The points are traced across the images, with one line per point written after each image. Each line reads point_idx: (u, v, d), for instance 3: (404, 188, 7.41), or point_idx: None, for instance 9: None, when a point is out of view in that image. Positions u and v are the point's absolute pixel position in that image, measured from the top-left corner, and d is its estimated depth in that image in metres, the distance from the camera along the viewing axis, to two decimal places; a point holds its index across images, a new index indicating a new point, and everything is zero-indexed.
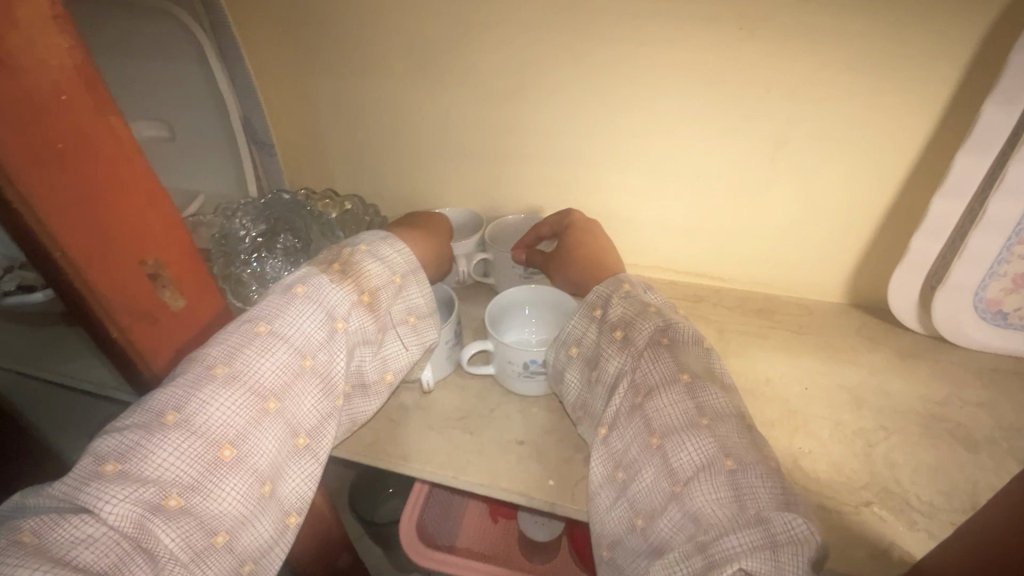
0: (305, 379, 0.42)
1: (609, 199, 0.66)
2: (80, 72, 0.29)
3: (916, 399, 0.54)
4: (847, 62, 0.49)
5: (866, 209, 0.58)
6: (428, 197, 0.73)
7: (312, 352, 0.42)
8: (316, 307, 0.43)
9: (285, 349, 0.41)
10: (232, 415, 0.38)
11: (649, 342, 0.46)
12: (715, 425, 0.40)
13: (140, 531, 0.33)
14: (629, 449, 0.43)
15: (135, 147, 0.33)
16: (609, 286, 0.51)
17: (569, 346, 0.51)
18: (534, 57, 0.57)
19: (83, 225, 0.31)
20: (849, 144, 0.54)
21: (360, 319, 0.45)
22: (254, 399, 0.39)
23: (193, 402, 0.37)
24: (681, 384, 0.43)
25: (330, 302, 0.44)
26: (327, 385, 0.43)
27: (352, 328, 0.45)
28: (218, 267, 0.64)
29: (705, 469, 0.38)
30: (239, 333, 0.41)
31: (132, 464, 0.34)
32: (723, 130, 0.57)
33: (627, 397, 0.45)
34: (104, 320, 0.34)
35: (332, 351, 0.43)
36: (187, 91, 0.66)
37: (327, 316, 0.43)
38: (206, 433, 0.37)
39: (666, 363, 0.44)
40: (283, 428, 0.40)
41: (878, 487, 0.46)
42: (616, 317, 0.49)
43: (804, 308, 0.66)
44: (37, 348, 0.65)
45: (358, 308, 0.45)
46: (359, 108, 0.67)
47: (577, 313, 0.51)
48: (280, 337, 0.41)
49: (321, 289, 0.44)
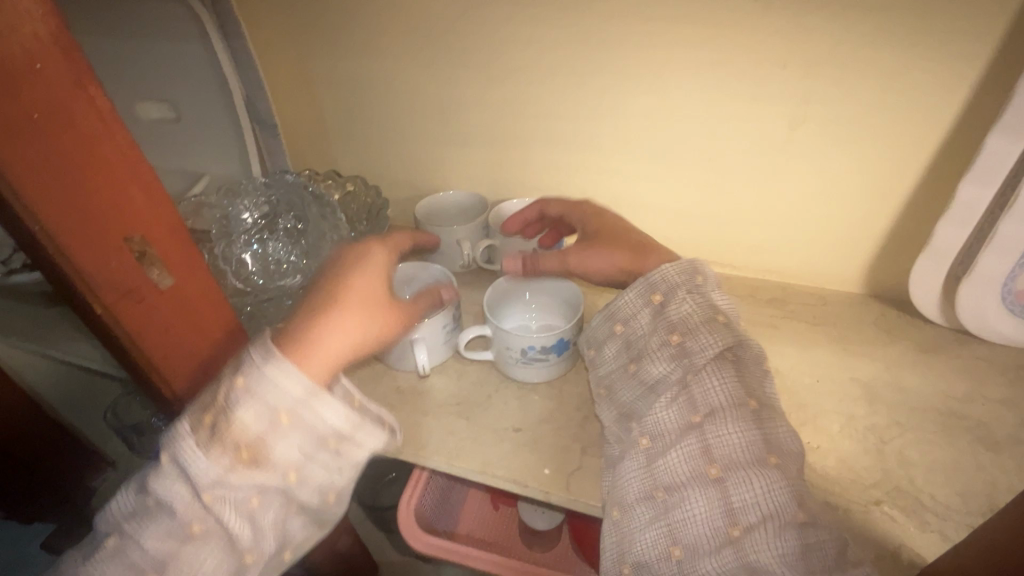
0: (254, 478, 0.38)
1: (614, 183, 0.64)
2: (55, 39, 0.28)
3: (934, 396, 0.51)
4: (870, 37, 0.46)
5: (888, 194, 0.55)
6: (431, 180, 0.72)
7: (290, 420, 0.38)
8: (259, 402, 0.37)
9: (264, 419, 0.37)
10: (187, 495, 0.37)
11: (713, 357, 0.42)
12: (783, 465, 0.38)
13: (174, 552, 0.38)
14: (675, 469, 0.39)
15: (117, 119, 0.32)
16: (682, 276, 0.46)
17: (616, 322, 0.49)
18: (535, 35, 0.55)
19: (61, 199, 0.30)
20: (869, 126, 0.51)
21: (327, 401, 0.39)
22: (234, 463, 0.37)
23: (154, 485, 0.37)
24: (749, 411, 0.40)
25: (298, 387, 0.38)
26: (284, 474, 0.39)
27: (305, 422, 0.39)
28: (218, 249, 0.64)
29: (772, 518, 0.36)
30: (224, 392, 0.37)
31: (154, 504, 0.38)
32: (736, 110, 0.54)
33: (682, 412, 0.41)
34: (88, 297, 0.34)
35: (279, 448, 0.39)
36: (188, 72, 0.65)
37: (271, 408, 0.38)
38: (170, 512, 0.37)
39: (731, 382, 0.41)
40: (245, 498, 0.39)
41: (889, 485, 0.44)
42: (675, 317, 0.44)
43: (819, 298, 0.63)
44: (44, 328, 0.67)
45: (313, 396, 0.39)
46: (362, 89, 0.65)
47: (632, 290, 0.48)
48: (257, 406, 0.37)
49: (265, 371, 0.37)
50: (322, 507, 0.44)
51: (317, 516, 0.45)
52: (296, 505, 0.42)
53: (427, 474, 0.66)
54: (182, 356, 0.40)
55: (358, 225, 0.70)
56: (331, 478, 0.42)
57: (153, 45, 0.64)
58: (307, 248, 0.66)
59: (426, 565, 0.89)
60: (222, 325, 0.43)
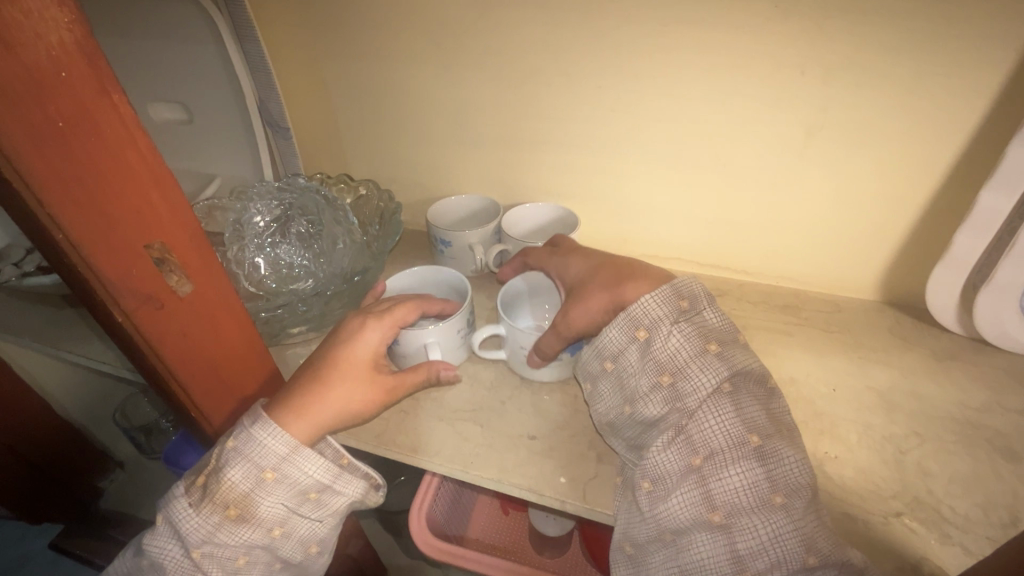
0: (242, 534, 0.42)
1: (627, 188, 0.64)
2: (82, 48, 0.28)
3: (952, 405, 0.51)
4: (889, 43, 0.46)
5: (905, 201, 0.55)
6: (443, 183, 0.72)
7: (267, 476, 0.42)
8: (246, 461, 0.41)
9: (241, 475, 0.41)
10: (180, 553, 0.42)
11: (708, 394, 0.41)
12: (789, 503, 0.37)
13: None
14: (679, 515, 0.39)
15: (140, 126, 0.32)
16: (665, 308, 0.43)
17: (604, 360, 0.46)
18: (550, 39, 0.55)
19: (86, 208, 0.30)
20: (887, 133, 0.51)
21: (298, 478, 0.42)
22: (216, 518, 0.41)
23: (153, 546, 0.43)
24: (751, 451, 0.39)
25: (270, 450, 0.41)
26: (269, 529, 0.43)
27: (287, 479, 0.42)
28: (232, 253, 0.64)
29: (780, 565, 0.36)
30: (218, 450, 0.42)
31: (157, 548, 0.43)
32: (752, 115, 0.54)
33: (681, 455, 0.40)
34: (110, 306, 0.33)
35: (263, 506, 0.42)
36: (202, 75, 0.65)
37: (257, 467, 0.41)
38: (166, 565, 0.42)
39: (730, 420, 0.40)
40: (233, 556, 0.42)
41: (908, 497, 0.44)
42: (663, 355, 0.42)
43: (833, 305, 0.63)
44: (57, 330, 0.67)
45: (292, 454, 0.42)
46: (374, 92, 0.65)
47: (615, 326, 0.45)
48: (236, 461, 0.41)
49: (248, 436, 0.42)
50: (306, 563, 0.47)
51: (301, 573, 0.47)
52: (280, 561, 0.45)
53: (438, 479, 0.66)
54: (199, 362, 0.40)
55: (370, 228, 0.70)
56: (313, 532, 0.45)
57: (167, 47, 0.64)
58: (319, 251, 0.66)
59: (434, 569, 0.89)
60: (238, 330, 0.43)
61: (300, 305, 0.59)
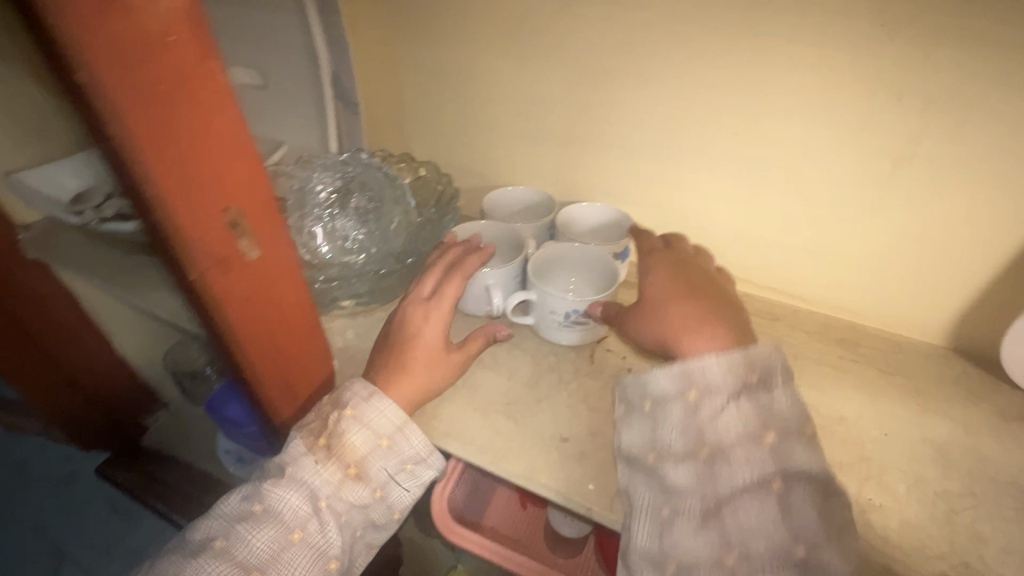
0: (356, 491, 0.45)
1: (691, 200, 0.62)
2: (189, 14, 0.29)
3: (1016, 471, 0.48)
4: (1003, 79, 0.43)
5: (993, 245, 0.51)
6: (501, 173, 0.72)
7: (386, 435, 0.46)
8: (365, 427, 0.46)
9: (364, 432, 0.46)
10: (298, 503, 0.43)
11: (752, 484, 0.39)
12: None
13: (275, 554, 0.42)
14: None
15: (231, 92, 0.33)
16: (726, 369, 0.42)
17: (645, 400, 0.45)
18: (632, 39, 0.54)
19: (173, 165, 0.31)
20: (986, 174, 0.47)
21: (406, 442, 0.47)
22: (340, 467, 0.45)
23: (271, 493, 0.44)
24: (794, 564, 0.36)
25: (386, 418, 0.47)
26: (373, 491, 0.46)
27: (398, 448, 0.47)
28: (293, 219, 0.66)
29: None
30: (334, 420, 0.46)
31: (268, 504, 0.44)
32: (837, 139, 0.51)
33: (716, 548, 0.38)
34: (185, 263, 0.35)
35: (375, 468, 0.46)
36: (282, 44, 0.66)
37: (376, 434, 0.46)
38: (280, 516, 0.43)
39: (774, 527, 0.37)
40: (341, 512, 0.45)
41: (956, 559, 0.42)
42: (710, 425, 0.41)
43: (894, 345, 0.60)
44: (125, 275, 0.71)
45: (404, 426, 0.47)
46: (447, 77, 0.66)
47: (667, 373, 0.43)
48: (361, 420, 0.46)
49: (372, 404, 0.47)
50: (386, 533, 0.48)
51: (378, 541, 0.49)
52: (366, 527, 0.47)
53: (461, 466, 0.67)
54: (259, 331, 0.42)
55: (427, 210, 0.70)
56: (402, 500, 0.47)
57: (254, 14, 0.65)
58: (375, 227, 0.67)
59: (447, 549, 0.91)
60: (295, 304, 0.44)
61: (352, 280, 0.63)
